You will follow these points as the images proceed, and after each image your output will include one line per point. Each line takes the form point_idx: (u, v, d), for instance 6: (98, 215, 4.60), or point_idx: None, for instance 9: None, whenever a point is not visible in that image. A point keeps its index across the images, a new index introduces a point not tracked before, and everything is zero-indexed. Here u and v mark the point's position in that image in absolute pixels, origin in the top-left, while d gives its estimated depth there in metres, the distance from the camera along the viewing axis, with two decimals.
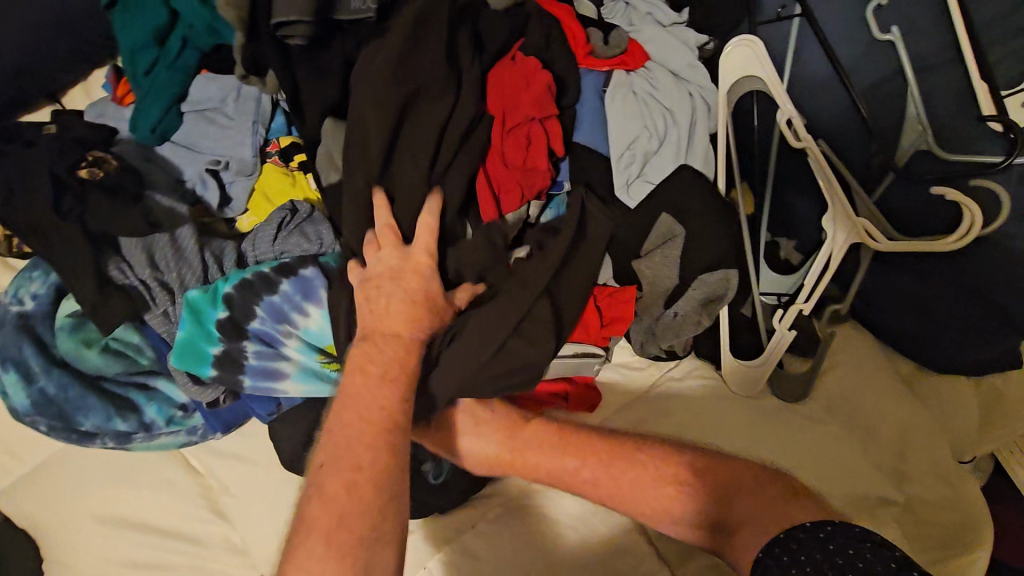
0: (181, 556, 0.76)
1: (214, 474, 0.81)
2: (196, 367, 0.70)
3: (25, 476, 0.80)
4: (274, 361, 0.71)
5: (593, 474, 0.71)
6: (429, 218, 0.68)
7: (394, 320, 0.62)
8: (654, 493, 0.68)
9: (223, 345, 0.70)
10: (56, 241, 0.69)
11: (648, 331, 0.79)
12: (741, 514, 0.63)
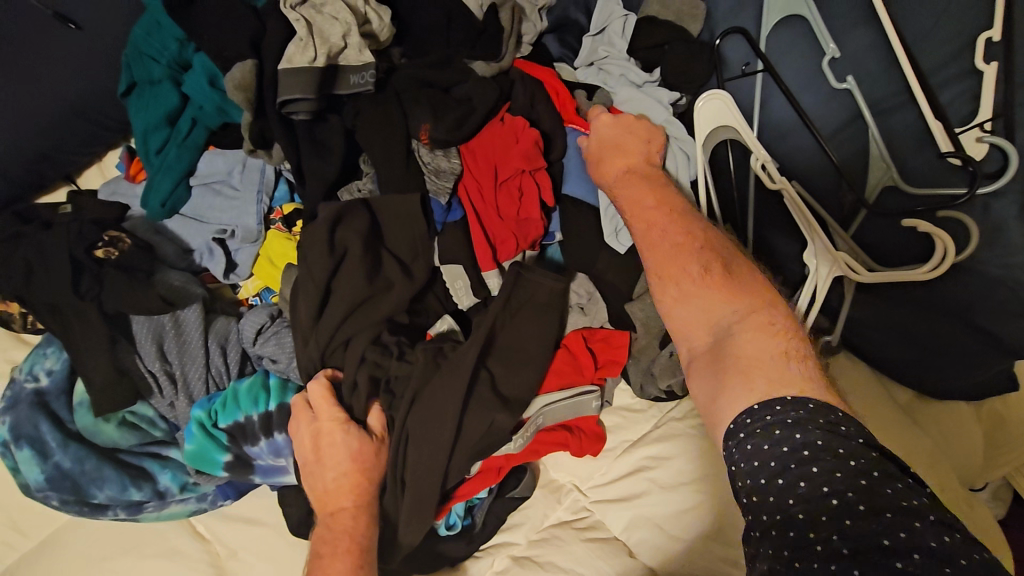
0: None
1: (220, 540, 0.80)
2: (209, 469, 0.71)
3: (30, 552, 0.80)
4: (277, 459, 0.72)
5: (665, 237, 0.69)
6: (317, 387, 0.70)
7: (342, 491, 0.67)
8: (694, 273, 0.64)
9: (233, 450, 0.71)
10: (72, 318, 0.70)
11: (645, 372, 0.82)
12: (745, 357, 0.56)
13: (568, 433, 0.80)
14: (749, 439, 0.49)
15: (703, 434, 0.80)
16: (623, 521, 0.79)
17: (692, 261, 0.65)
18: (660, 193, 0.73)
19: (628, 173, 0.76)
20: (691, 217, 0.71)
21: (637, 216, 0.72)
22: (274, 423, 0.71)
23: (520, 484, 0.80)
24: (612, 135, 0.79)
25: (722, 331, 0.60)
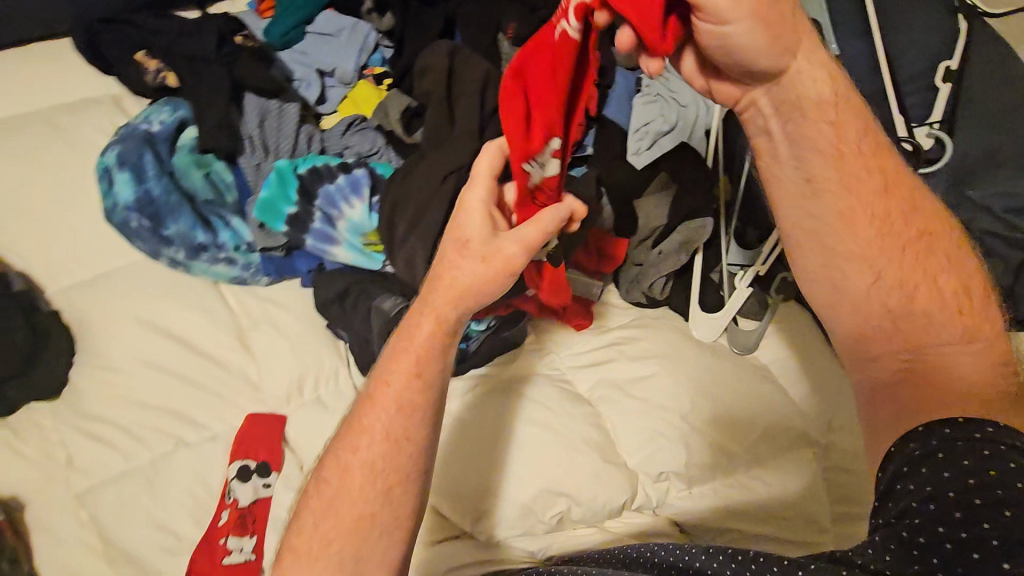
0: (208, 372, 0.89)
1: (246, 312, 0.93)
2: (272, 220, 0.86)
3: (81, 281, 0.91)
4: (331, 229, 0.87)
5: (937, 258, 0.62)
6: (487, 159, 0.67)
7: (439, 294, 0.65)
8: (903, 286, 0.62)
9: (297, 208, 0.86)
10: (205, 94, 0.93)
11: (633, 273, 1.00)
12: (937, 381, 0.59)
13: (569, 301, 0.98)
14: (941, 450, 0.50)
15: (670, 329, 0.98)
16: (588, 381, 0.94)
17: (942, 275, 0.61)
18: (909, 202, 0.63)
19: (843, 185, 0.62)
20: (923, 227, 0.63)
21: (848, 244, 0.63)
22: (333, 198, 0.87)
23: (514, 329, 0.95)
24: (798, 78, 0.59)
25: (916, 357, 0.61)
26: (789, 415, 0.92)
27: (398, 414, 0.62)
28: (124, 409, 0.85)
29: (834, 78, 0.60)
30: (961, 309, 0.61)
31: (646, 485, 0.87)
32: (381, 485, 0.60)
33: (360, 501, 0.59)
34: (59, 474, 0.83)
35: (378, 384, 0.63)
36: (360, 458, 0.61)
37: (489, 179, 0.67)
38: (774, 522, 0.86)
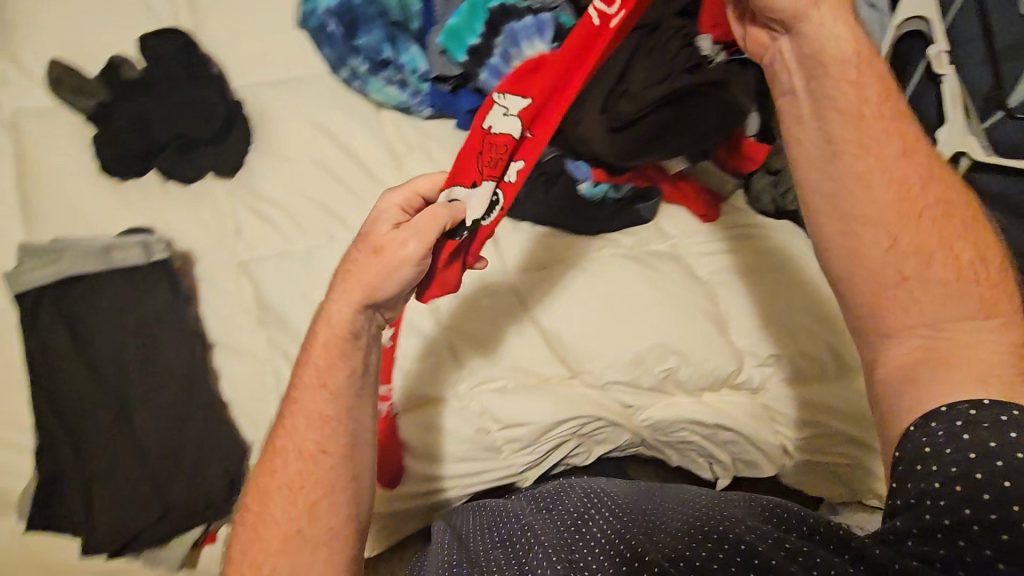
0: (363, 182, 0.97)
1: (404, 139, 1.00)
2: (454, 48, 0.93)
3: (265, 81, 1.00)
4: (504, 68, 0.92)
5: (947, 229, 0.62)
6: (393, 199, 0.71)
7: (315, 355, 0.69)
8: (907, 270, 0.61)
9: (480, 41, 0.93)
10: None
11: (769, 182, 1.04)
12: (954, 359, 0.57)
13: (701, 191, 1.01)
14: (935, 460, 0.51)
15: (794, 239, 1.00)
16: (710, 266, 0.97)
17: (959, 248, 0.62)
18: (941, 180, 0.64)
19: (855, 186, 0.64)
20: (943, 200, 0.63)
21: (874, 225, 0.63)
22: (513, 38, 0.91)
23: (648, 204, 0.98)
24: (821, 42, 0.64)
25: (936, 332, 0.59)
26: (823, 353, 0.91)
27: (305, 463, 0.66)
28: (291, 197, 0.95)
29: (853, 29, 0.65)
30: (976, 279, 0.61)
31: (750, 366, 0.91)
32: (303, 505, 0.65)
33: (286, 513, 0.65)
34: (227, 241, 0.93)
35: (274, 457, 0.68)
36: (282, 478, 0.66)
37: (413, 191, 0.71)
38: (863, 428, 0.90)
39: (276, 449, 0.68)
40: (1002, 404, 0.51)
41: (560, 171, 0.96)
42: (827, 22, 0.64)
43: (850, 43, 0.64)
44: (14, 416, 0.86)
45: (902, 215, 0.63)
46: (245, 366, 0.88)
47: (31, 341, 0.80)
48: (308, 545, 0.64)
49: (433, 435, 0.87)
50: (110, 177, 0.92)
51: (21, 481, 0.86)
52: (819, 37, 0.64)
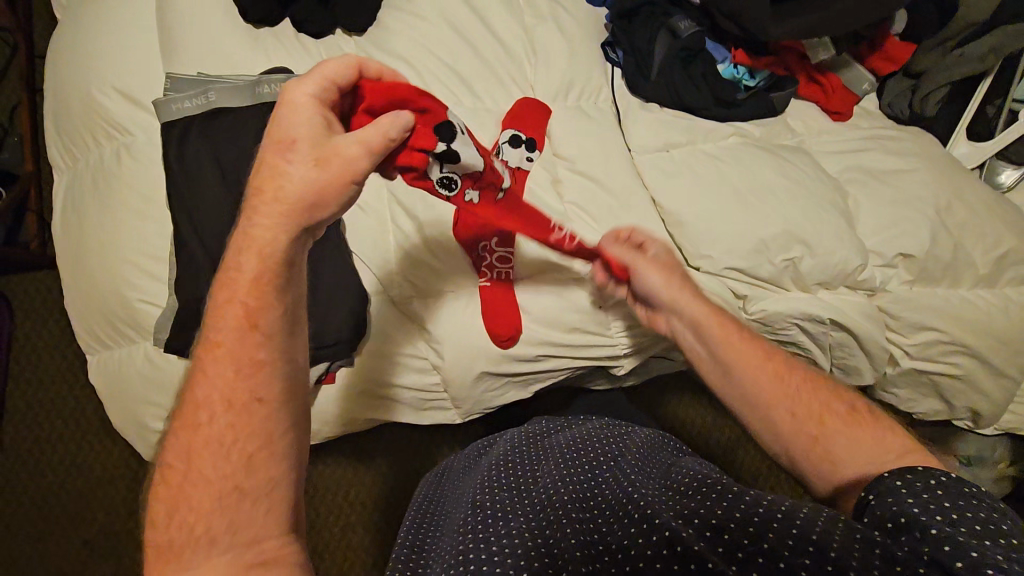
0: (491, 49, 0.95)
1: (534, 10, 0.98)
2: None
3: None
4: None
5: (844, 442, 0.59)
6: (308, 89, 0.54)
7: (241, 292, 0.52)
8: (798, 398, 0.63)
9: None
10: None
11: (905, 88, 0.98)
12: (859, 457, 0.58)
13: (839, 86, 0.97)
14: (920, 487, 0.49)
15: (931, 145, 0.94)
16: (838, 164, 0.93)
17: (882, 434, 0.59)
18: (837, 396, 0.63)
19: (732, 353, 0.68)
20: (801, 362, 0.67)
21: (757, 377, 0.65)
22: None
23: (783, 92, 0.93)
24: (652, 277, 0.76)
25: (843, 459, 0.58)
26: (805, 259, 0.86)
27: (231, 414, 0.49)
28: (420, 55, 0.93)
29: (701, 320, 0.72)
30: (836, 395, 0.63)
31: (873, 265, 0.87)
32: (237, 458, 0.48)
33: (218, 472, 0.47)
34: None
35: (197, 408, 0.50)
36: (208, 435, 0.48)
37: (326, 78, 0.55)
38: (981, 338, 0.89)
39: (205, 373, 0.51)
40: (927, 468, 0.51)
41: (700, 50, 0.93)
42: (687, 313, 0.73)
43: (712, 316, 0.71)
44: (158, 243, 0.90)
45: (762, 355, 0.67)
46: (368, 221, 0.90)
47: (179, 168, 0.84)
48: (248, 499, 0.47)
49: (548, 309, 0.89)
50: (245, 23, 0.93)
51: (158, 307, 0.91)
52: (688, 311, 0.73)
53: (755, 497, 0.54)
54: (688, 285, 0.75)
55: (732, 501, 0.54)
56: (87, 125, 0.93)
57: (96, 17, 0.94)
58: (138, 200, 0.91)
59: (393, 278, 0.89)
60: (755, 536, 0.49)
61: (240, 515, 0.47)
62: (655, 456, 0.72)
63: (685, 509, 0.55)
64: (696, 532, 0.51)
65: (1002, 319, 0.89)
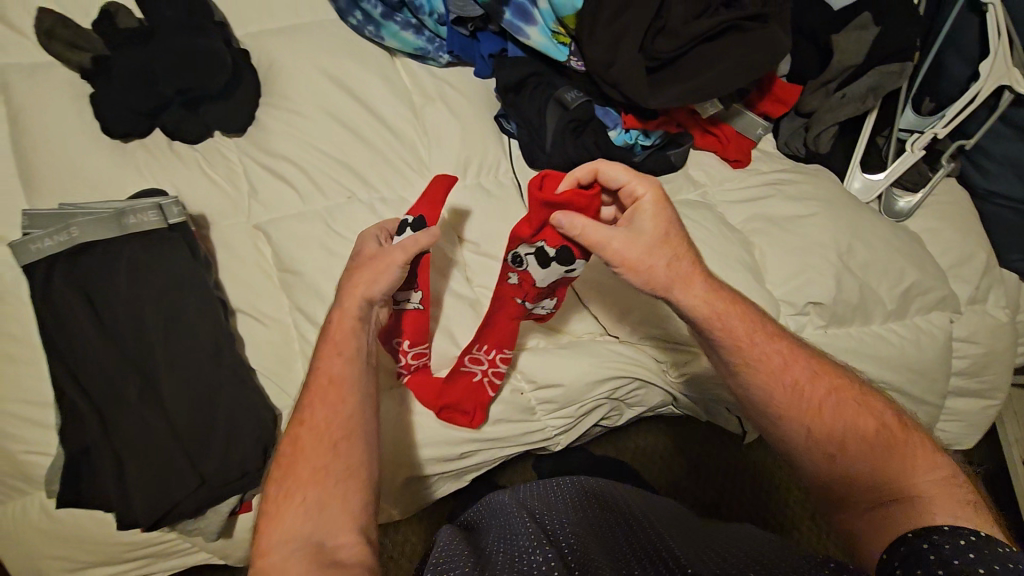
0: (382, 136, 0.91)
1: (422, 90, 0.94)
2: None
3: (271, 30, 0.93)
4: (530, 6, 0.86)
5: (880, 471, 0.61)
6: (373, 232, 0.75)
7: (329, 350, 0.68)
8: (866, 437, 0.62)
9: None
10: None
11: (797, 129, 0.99)
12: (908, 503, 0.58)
13: (733, 135, 0.97)
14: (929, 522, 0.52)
15: (827, 184, 0.95)
16: (742, 215, 0.93)
17: (915, 473, 0.60)
18: (869, 437, 0.62)
19: (763, 385, 0.65)
20: (833, 387, 0.65)
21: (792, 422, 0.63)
22: None
23: (679, 150, 0.94)
24: (647, 245, 0.65)
25: (888, 505, 0.59)
26: None
27: (320, 415, 0.64)
28: (305, 153, 0.89)
29: (711, 308, 0.67)
30: (899, 445, 0.62)
31: (787, 316, 0.87)
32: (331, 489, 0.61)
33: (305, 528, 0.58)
34: (242, 202, 0.88)
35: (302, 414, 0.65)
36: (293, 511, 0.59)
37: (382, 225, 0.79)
38: (898, 372, 0.90)
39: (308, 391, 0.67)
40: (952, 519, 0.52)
41: (591, 118, 0.91)
42: (663, 266, 0.65)
43: (709, 307, 0.66)
44: (39, 388, 0.84)
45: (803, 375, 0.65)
46: (272, 335, 0.86)
47: (44, 313, 0.76)
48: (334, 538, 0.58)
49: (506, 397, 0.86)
50: (109, 139, 0.86)
51: (48, 456, 0.84)
52: (690, 307, 0.66)
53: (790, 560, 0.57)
54: (684, 260, 0.67)
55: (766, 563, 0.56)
56: None
57: None
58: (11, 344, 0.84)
59: None
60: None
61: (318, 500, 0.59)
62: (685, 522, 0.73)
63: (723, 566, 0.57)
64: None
65: (915, 351, 0.90)
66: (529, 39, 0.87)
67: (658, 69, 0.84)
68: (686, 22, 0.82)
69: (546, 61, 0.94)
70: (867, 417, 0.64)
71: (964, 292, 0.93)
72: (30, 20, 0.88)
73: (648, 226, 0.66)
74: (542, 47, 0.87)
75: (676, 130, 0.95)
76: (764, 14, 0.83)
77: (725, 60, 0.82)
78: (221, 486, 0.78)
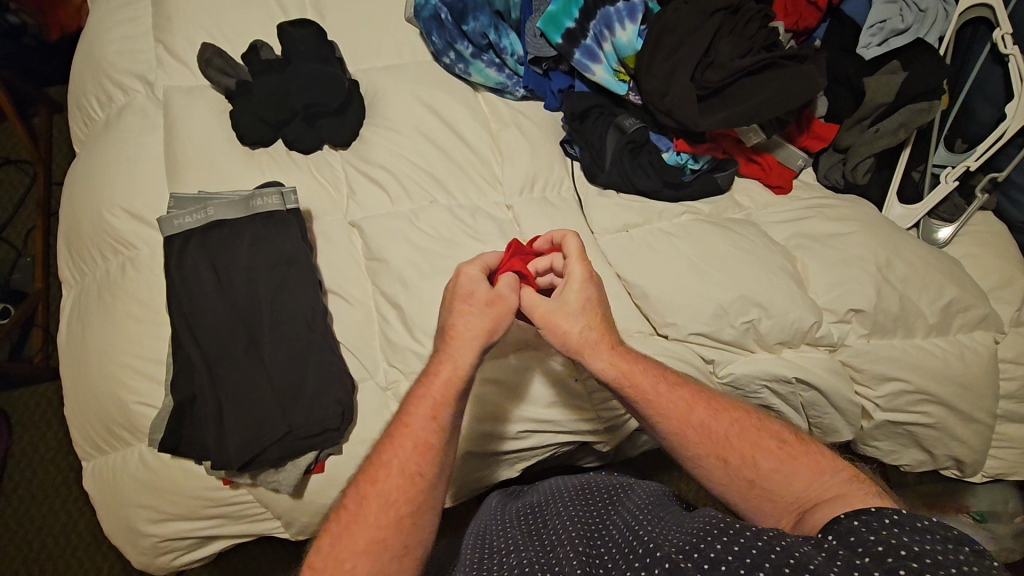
0: (463, 152, 1.06)
1: (500, 117, 1.10)
2: (551, 31, 1.02)
3: (380, 67, 1.12)
4: (597, 48, 1.02)
5: (801, 483, 0.66)
6: (472, 270, 0.76)
7: (419, 410, 0.69)
8: (770, 445, 0.70)
9: (577, 23, 1.02)
10: None
11: (835, 162, 1.08)
12: (822, 500, 0.63)
13: (774, 164, 1.07)
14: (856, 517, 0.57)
15: (866, 209, 1.03)
16: (786, 233, 1.01)
17: (823, 476, 0.66)
18: (772, 451, 0.69)
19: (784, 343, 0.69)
20: (735, 418, 0.73)
21: (708, 456, 0.70)
22: (606, 21, 1.02)
23: (726, 172, 1.04)
24: (560, 309, 0.75)
25: (806, 512, 0.64)
26: (785, 311, 0.91)
27: (404, 480, 0.65)
28: (400, 164, 1.04)
29: (616, 377, 0.74)
30: (808, 457, 0.68)
31: (828, 322, 0.93)
32: (395, 516, 0.64)
33: (375, 531, 0.63)
34: (342, 201, 1.04)
35: (378, 467, 0.66)
36: (377, 493, 0.65)
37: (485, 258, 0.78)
38: (943, 385, 0.93)
39: (390, 442, 0.68)
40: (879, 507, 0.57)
41: (645, 141, 1.05)
42: (576, 330, 0.75)
43: (617, 374, 0.74)
44: (154, 345, 0.97)
45: (728, 417, 0.73)
46: (357, 314, 0.98)
47: (177, 277, 0.91)
48: (391, 549, 0.62)
49: (503, 369, 0.93)
50: (242, 145, 1.04)
51: (152, 407, 0.95)
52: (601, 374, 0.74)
53: (762, 530, 0.58)
54: (603, 333, 0.76)
55: (734, 533, 0.58)
56: (95, 242, 1.03)
57: (107, 148, 1.06)
58: (139, 307, 0.98)
59: (380, 365, 0.96)
60: (752, 569, 0.53)
61: (378, 557, 0.62)
62: (662, 503, 0.77)
63: (685, 542, 0.60)
64: (694, 565, 0.56)
65: (959, 365, 0.93)
66: (595, 76, 1.02)
67: (708, 97, 0.98)
68: (733, 58, 0.96)
69: (608, 96, 1.08)
70: (767, 435, 0.71)
71: (1007, 312, 0.97)
72: (192, 54, 1.09)
73: (572, 298, 0.75)
74: (606, 81, 1.02)
75: (722, 156, 1.05)
76: (799, 59, 0.99)
77: (767, 90, 0.95)
78: (302, 438, 0.87)
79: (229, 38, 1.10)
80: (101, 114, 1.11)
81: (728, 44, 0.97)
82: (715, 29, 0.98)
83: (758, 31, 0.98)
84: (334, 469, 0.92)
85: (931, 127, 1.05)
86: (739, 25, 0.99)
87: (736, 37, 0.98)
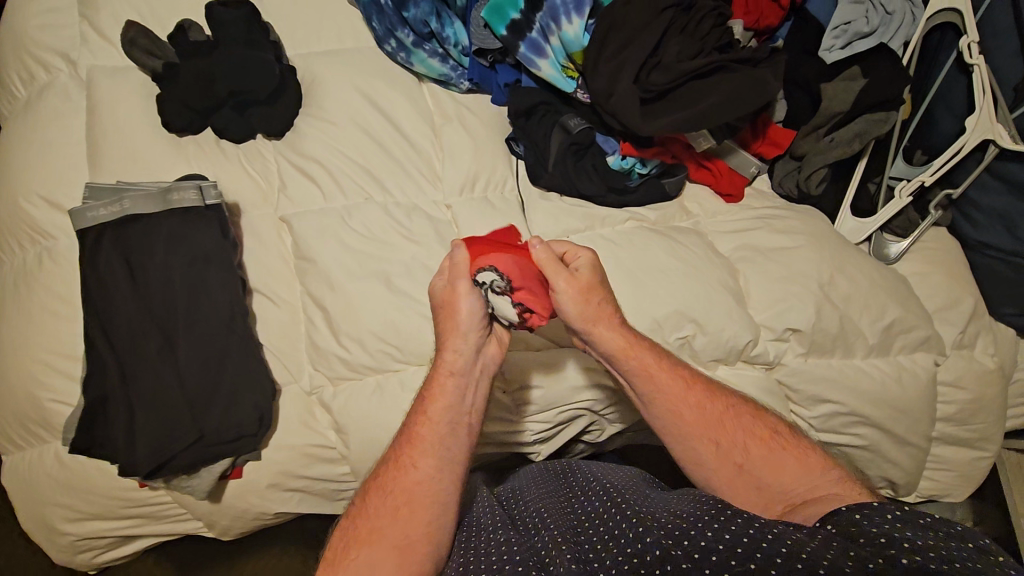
0: (403, 147, 1.01)
1: (443, 110, 1.05)
2: (495, 22, 0.97)
3: (319, 52, 1.06)
4: (542, 42, 0.97)
5: (788, 478, 0.70)
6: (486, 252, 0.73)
7: (441, 405, 0.72)
8: (756, 433, 0.74)
9: (522, 15, 0.96)
10: None
11: (790, 170, 1.04)
12: (815, 497, 0.67)
13: (725, 169, 1.02)
14: (858, 511, 0.59)
15: (814, 222, 1.00)
16: (731, 244, 0.97)
17: (808, 471, 0.70)
18: (760, 440, 0.73)
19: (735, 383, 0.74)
20: (726, 403, 0.76)
21: (699, 438, 0.73)
22: (553, 13, 0.96)
23: (675, 179, 1.00)
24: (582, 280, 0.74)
25: (792, 511, 0.68)
26: (719, 329, 0.89)
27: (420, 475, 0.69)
28: (335, 158, 0.99)
29: (623, 350, 0.75)
30: (798, 455, 0.72)
31: (765, 340, 0.90)
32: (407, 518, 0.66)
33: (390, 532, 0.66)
34: (273, 196, 0.99)
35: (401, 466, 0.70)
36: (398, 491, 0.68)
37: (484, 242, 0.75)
38: (879, 408, 0.91)
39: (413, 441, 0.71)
40: (882, 503, 0.59)
41: (590, 143, 1.00)
42: (594, 300, 0.74)
43: (623, 349, 0.75)
44: (71, 341, 0.93)
45: (717, 402, 0.76)
46: (283, 315, 0.94)
47: (89, 274, 0.87)
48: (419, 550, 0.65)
49: None
50: (167, 131, 0.98)
51: (68, 405, 0.92)
52: (607, 347, 0.75)
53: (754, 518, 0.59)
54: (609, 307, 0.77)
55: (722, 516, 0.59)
56: (11, 231, 0.98)
57: (27, 130, 1.00)
58: (55, 300, 0.94)
59: (305, 369, 0.93)
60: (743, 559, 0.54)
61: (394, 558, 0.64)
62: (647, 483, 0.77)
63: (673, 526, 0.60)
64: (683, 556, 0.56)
65: (897, 388, 0.91)
66: (540, 71, 0.98)
67: (653, 99, 0.93)
68: (677, 59, 0.92)
69: (555, 93, 1.03)
70: (755, 422, 0.75)
71: (950, 334, 0.95)
72: (117, 31, 1.03)
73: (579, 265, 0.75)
74: (551, 77, 0.98)
75: (671, 159, 1.01)
76: (751, 62, 0.94)
77: (713, 97, 0.90)
78: (219, 443, 0.85)
79: (156, 16, 1.04)
80: (23, 92, 1.05)
81: (675, 44, 0.92)
82: (665, 26, 0.92)
83: (707, 31, 0.94)
84: (252, 474, 0.90)
85: (889, 138, 1.01)
86: (690, 22, 0.93)
87: (685, 36, 0.93)
